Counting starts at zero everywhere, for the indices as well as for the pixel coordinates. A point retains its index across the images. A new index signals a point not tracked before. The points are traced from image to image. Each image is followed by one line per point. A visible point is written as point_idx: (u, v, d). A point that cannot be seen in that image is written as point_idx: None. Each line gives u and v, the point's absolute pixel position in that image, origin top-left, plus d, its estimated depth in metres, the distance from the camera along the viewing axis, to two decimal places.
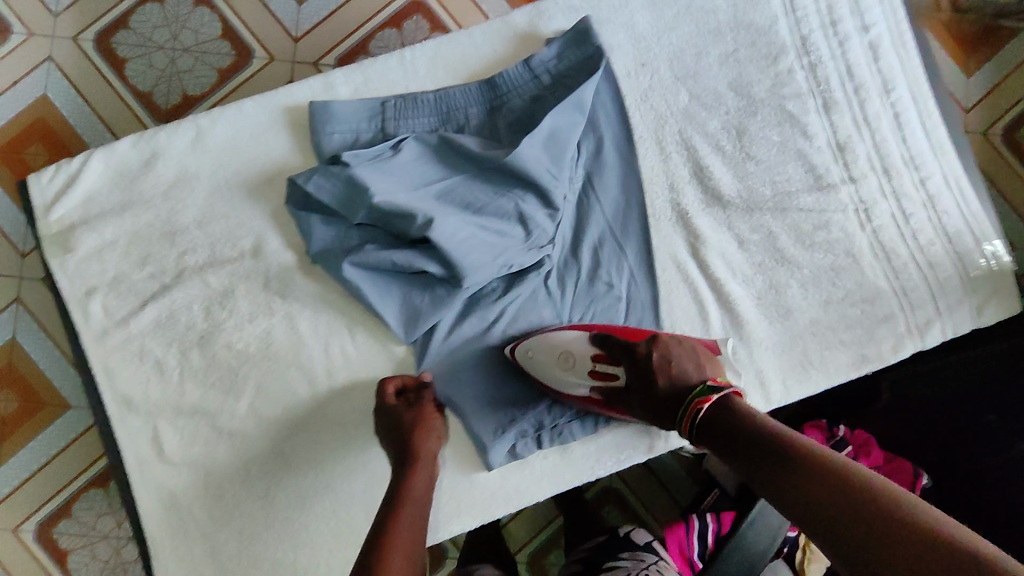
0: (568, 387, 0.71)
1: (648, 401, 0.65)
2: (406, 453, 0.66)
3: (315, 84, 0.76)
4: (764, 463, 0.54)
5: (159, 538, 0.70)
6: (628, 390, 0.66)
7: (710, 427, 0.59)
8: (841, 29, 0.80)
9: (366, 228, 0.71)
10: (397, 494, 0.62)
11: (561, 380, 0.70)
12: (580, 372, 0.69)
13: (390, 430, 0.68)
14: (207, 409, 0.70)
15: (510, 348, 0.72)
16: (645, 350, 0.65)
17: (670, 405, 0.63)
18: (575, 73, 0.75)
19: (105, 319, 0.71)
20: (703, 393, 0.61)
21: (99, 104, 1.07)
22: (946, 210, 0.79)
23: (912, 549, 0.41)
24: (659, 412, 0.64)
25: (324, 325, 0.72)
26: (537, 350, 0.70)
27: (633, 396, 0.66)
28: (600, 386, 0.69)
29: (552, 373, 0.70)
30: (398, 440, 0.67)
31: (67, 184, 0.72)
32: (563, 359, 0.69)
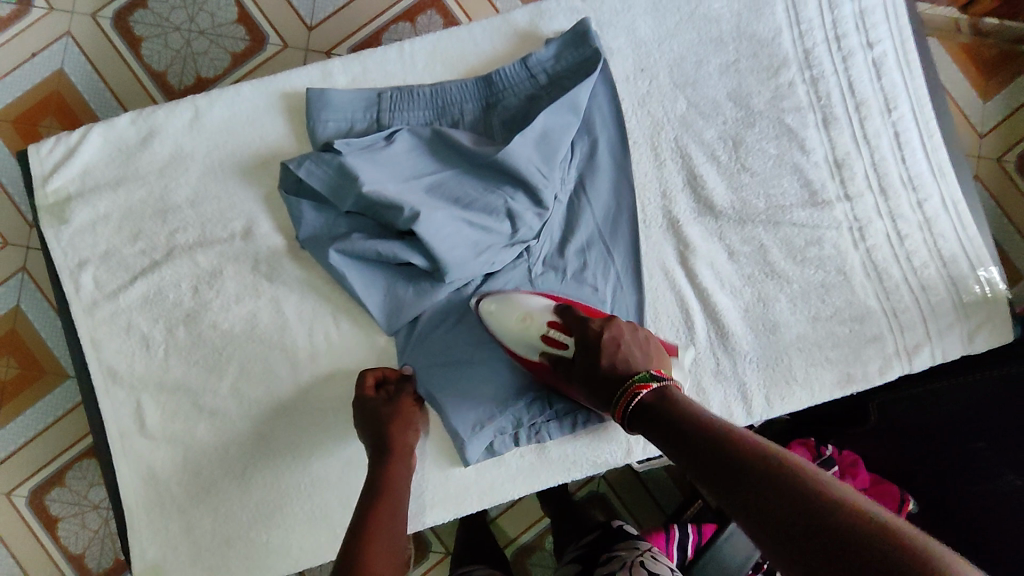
0: (520, 351, 0.71)
1: (588, 377, 0.66)
2: (384, 445, 0.67)
3: (314, 72, 0.77)
4: (695, 448, 0.55)
5: (136, 511, 0.70)
6: (575, 363, 0.68)
7: (646, 416, 0.61)
8: (845, 45, 0.80)
9: (355, 217, 0.72)
10: (377, 487, 0.63)
11: (517, 340, 0.70)
12: (534, 335, 0.69)
13: (367, 421, 0.68)
14: (189, 386, 0.71)
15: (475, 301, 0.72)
16: (598, 328, 0.67)
17: (608, 382, 0.65)
18: (572, 74, 0.76)
19: (95, 291, 0.72)
20: (639, 379, 0.63)
21: (112, 80, 1.08)
22: (942, 233, 0.78)
23: (837, 529, 0.43)
24: (600, 392, 0.65)
25: (309, 310, 0.73)
26: (500, 305, 0.71)
27: (576, 369, 0.67)
28: (549, 355, 0.70)
29: (508, 333, 0.70)
30: (376, 432, 0.67)
31: (66, 156, 0.73)
32: (522, 321, 0.70)
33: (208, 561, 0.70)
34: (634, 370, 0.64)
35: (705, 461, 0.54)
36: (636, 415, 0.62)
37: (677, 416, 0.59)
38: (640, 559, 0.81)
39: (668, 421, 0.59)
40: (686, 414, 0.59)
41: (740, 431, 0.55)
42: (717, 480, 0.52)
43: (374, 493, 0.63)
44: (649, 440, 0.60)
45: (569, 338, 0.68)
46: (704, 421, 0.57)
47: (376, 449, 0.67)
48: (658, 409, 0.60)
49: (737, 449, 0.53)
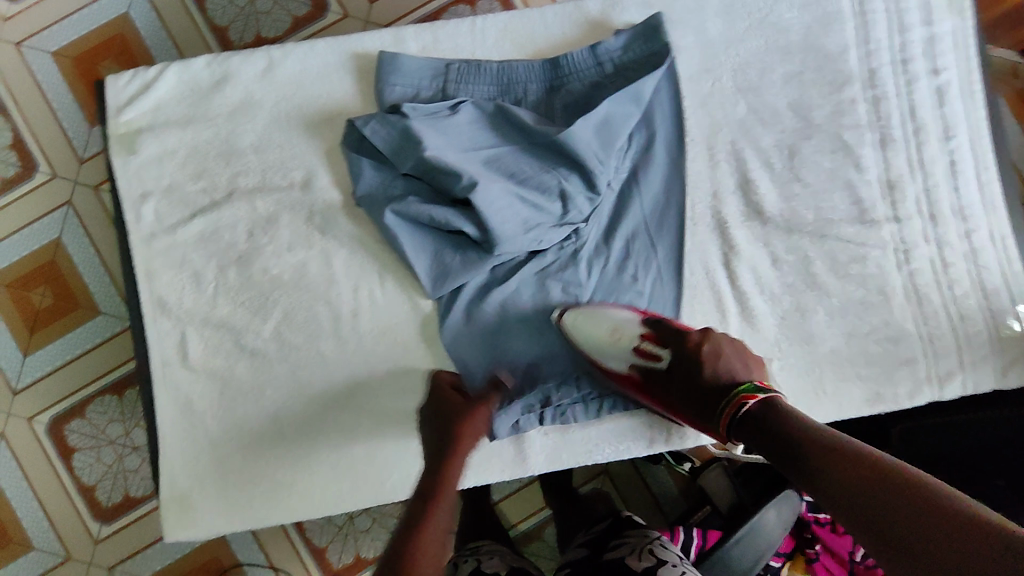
0: (610, 363, 0.73)
1: (691, 387, 0.68)
2: (446, 437, 0.67)
3: (386, 37, 0.79)
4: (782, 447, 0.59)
5: (169, 440, 0.72)
6: (672, 378, 0.70)
7: (743, 421, 0.63)
8: (911, 69, 0.80)
9: (412, 181, 0.73)
10: (435, 478, 0.64)
11: (609, 355, 0.72)
12: (625, 349, 0.72)
13: (433, 414, 0.69)
14: (234, 325, 0.73)
15: (556, 313, 0.74)
16: (697, 341, 0.69)
17: (713, 394, 0.67)
18: (639, 66, 0.77)
19: (154, 223, 0.74)
20: (748, 389, 0.64)
21: (175, 30, 1.11)
22: (987, 266, 0.78)
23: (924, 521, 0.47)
24: (702, 403, 0.67)
25: (356, 267, 0.75)
26: (590, 316, 0.73)
27: (675, 386, 0.70)
28: (641, 366, 0.72)
29: (597, 346, 0.72)
30: (442, 428, 0.68)
31: (141, 90, 0.76)
32: (614, 335, 0.72)
33: (234, 497, 0.72)
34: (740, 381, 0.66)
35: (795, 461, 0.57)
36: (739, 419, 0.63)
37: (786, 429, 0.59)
38: (649, 546, 0.83)
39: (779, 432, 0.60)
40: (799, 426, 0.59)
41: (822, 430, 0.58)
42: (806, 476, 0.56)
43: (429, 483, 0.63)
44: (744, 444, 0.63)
45: (664, 350, 0.71)
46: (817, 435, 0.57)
47: (437, 440, 0.67)
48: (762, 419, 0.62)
49: (825, 449, 0.56)
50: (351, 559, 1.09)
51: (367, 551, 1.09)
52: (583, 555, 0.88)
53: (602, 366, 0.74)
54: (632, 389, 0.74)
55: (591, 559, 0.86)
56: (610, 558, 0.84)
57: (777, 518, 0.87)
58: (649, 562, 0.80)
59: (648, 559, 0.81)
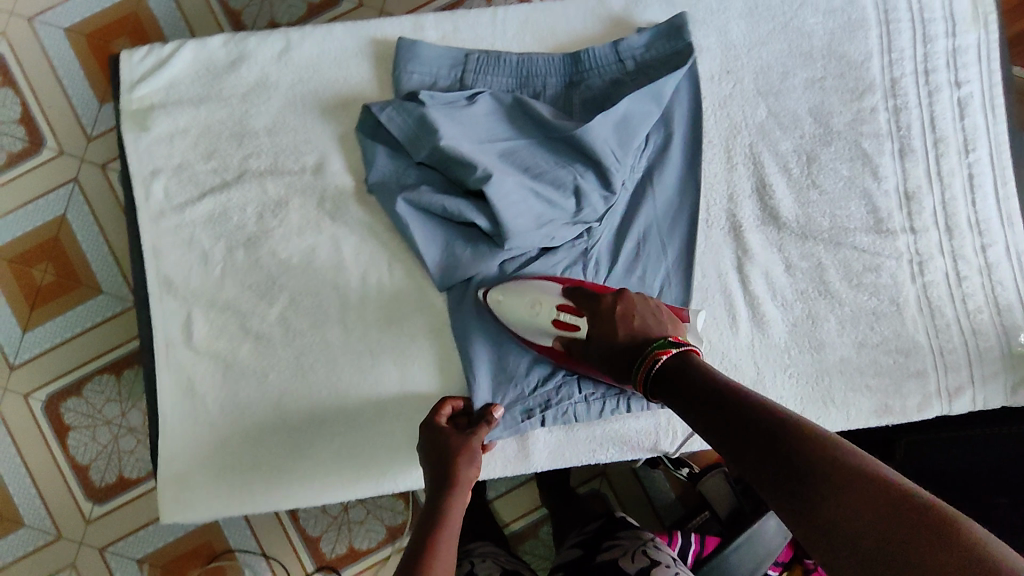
0: (534, 338, 0.71)
1: (606, 349, 0.66)
2: (443, 471, 0.64)
3: (407, 24, 0.78)
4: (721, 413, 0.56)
5: (170, 421, 0.71)
6: (589, 344, 0.68)
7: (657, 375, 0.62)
8: (933, 80, 0.79)
9: (425, 170, 0.72)
10: (436, 511, 0.61)
11: (532, 328, 0.70)
12: (545, 320, 0.69)
13: (432, 451, 0.66)
14: (240, 307, 0.72)
15: (482, 292, 0.72)
16: (610, 301, 0.68)
17: (627, 353, 0.65)
18: (660, 65, 0.76)
19: (163, 202, 0.73)
20: (657, 345, 0.63)
21: (189, 11, 1.10)
22: (1001, 281, 0.78)
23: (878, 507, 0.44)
24: (618, 365, 0.65)
25: (366, 255, 0.74)
26: (512, 291, 0.70)
27: (593, 350, 0.68)
28: (562, 338, 0.69)
29: (519, 321, 0.70)
30: (438, 461, 0.65)
31: (155, 67, 0.75)
32: (535, 308, 0.69)
33: (231, 481, 0.71)
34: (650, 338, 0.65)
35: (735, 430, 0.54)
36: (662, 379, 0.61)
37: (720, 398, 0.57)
38: (642, 548, 0.82)
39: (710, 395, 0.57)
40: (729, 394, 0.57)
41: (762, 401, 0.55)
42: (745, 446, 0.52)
43: (431, 518, 0.61)
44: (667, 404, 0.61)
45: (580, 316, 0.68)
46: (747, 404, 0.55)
47: (436, 479, 0.64)
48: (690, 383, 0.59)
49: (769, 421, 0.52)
50: (344, 550, 1.08)
51: (361, 543, 1.08)
52: (575, 556, 0.87)
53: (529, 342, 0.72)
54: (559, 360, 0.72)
55: (584, 561, 0.85)
56: (603, 560, 0.83)
57: (777, 526, 0.85)
58: (642, 564, 0.79)
59: (641, 560, 0.80)
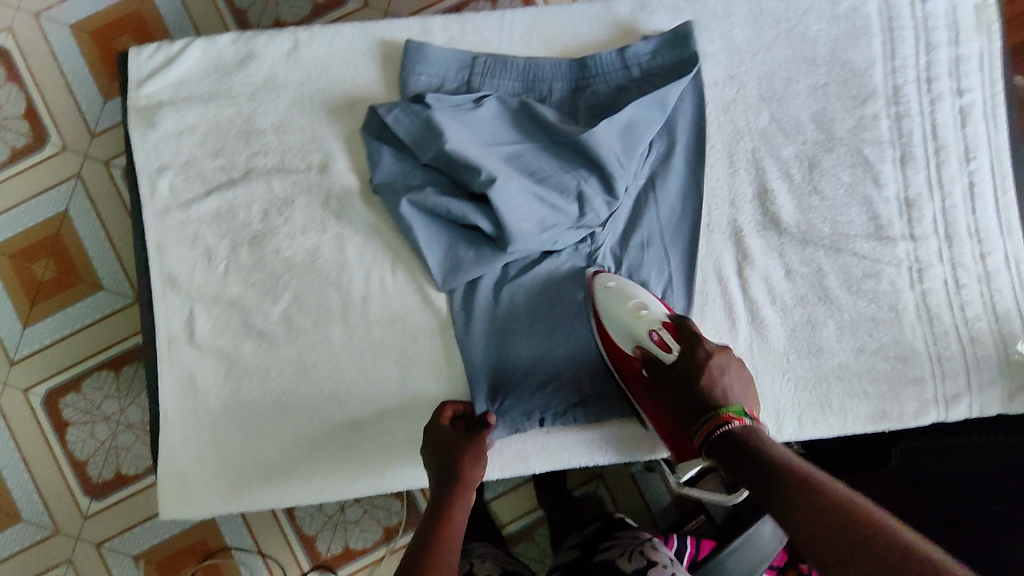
0: (617, 337, 0.71)
1: (684, 390, 0.64)
2: (449, 470, 0.65)
3: (414, 25, 0.78)
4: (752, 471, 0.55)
5: (171, 417, 0.72)
6: (667, 376, 0.66)
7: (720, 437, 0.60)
8: (935, 88, 0.80)
9: (431, 171, 0.73)
10: (439, 513, 0.62)
11: (618, 324, 0.70)
12: (638, 327, 0.69)
13: (437, 452, 0.67)
14: (244, 304, 0.73)
15: (594, 271, 0.74)
16: (708, 351, 0.66)
17: (693, 405, 0.63)
18: (665, 72, 0.76)
19: (169, 198, 0.74)
20: (731, 411, 0.61)
21: (195, 9, 1.10)
22: (999, 289, 0.78)
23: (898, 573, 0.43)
24: (687, 408, 0.64)
25: (370, 254, 0.74)
26: (619, 288, 0.71)
27: (667, 386, 0.66)
28: (647, 351, 0.68)
29: (614, 313, 0.71)
30: (444, 460, 0.66)
31: (164, 63, 0.75)
32: (634, 309, 0.70)
33: (233, 477, 0.72)
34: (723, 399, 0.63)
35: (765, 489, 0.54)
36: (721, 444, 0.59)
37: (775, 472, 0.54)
38: (639, 547, 0.82)
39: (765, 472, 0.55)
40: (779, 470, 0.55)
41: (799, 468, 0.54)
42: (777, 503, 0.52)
43: (436, 521, 0.61)
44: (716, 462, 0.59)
45: (676, 344, 0.67)
46: (810, 480, 0.52)
47: (442, 482, 0.65)
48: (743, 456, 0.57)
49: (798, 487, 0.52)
50: (340, 549, 1.08)
51: (356, 543, 1.08)
52: (574, 557, 0.88)
53: (609, 339, 0.72)
54: (627, 381, 0.71)
55: (582, 562, 0.86)
56: (601, 560, 0.83)
57: (772, 531, 0.86)
58: (640, 563, 0.80)
59: (638, 560, 0.80)
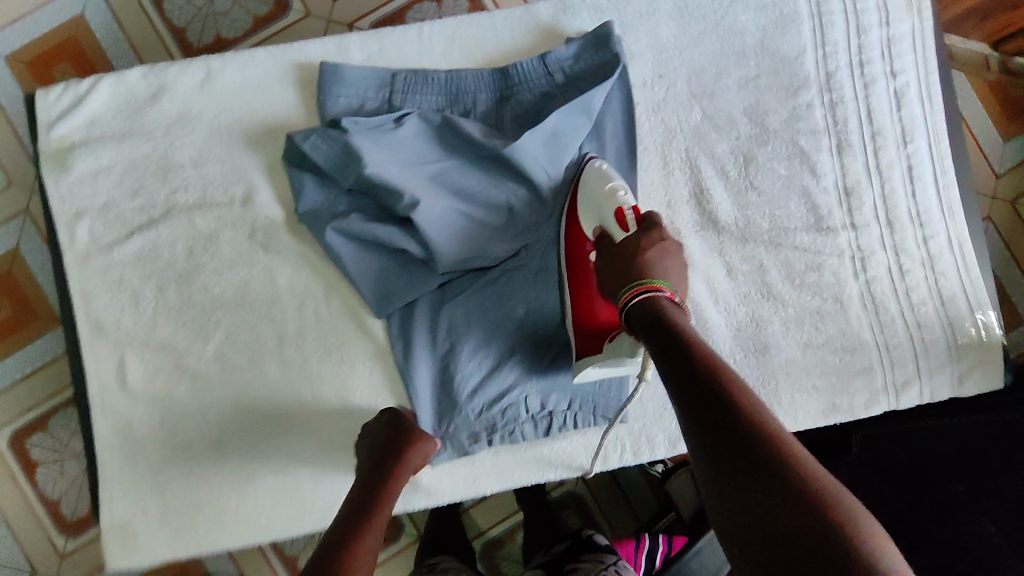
0: (581, 215, 0.68)
1: (621, 263, 0.61)
2: (393, 445, 0.66)
3: (330, 45, 0.76)
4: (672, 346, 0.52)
5: (110, 465, 0.70)
6: (615, 247, 0.63)
7: (663, 318, 0.55)
8: (869, 71, 0.79)
9: (355, 197, 0.71)
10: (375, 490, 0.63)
11: (590, 201, 0.67)
12: (603, 206, 0.65)
13: (388, 423, 0.67)
14: (175, 346, 0.71)
15: (590, 158, 0.71)
16: (659, 233, 0.62)
17: (624, 274, 0.60)
18: (588, 76, 0.75)
19: (90, 243, 0.72)
20: (666, 285, 0.59)
21: (134, 33, 1.07)
22: (944, 272, 0.77)
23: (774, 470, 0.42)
24: (616, 280, 0.61)
25: (301, 285, 0.73)
26: (603, 171, 0.68)
27: (611, 256, 0.63)
28: (606, 232, 0.65)
29: (586, 193, 0.67)
30: (393, 433, 0.67)
31: (74, 104, 0.73)
32: (607, 190, 0.65)
33: (176, 523, 0.71)
34: (661, 274, 0.59)
35: (680, 366, 0.51)
36: (665, 328, 0.54)
37: (707, 382, 0.49)
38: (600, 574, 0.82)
39: (695, 379, 0.49)
40: (717, 381, 0.48)
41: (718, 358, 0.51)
42: (684, 380, 0.50)
43: (367, 505, 0.62)
44: (639, 332, 0.56)
45: (635, 227, 0.63)
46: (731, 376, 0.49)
47: (380, 462, 0.65)
48: (680, 346, 0.52)
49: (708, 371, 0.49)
50: None
51: None
52: None
53: (576, 221, 0.69)
54: (574, 273, 0.68)
55: None
56: None
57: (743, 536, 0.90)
58: None
59: None
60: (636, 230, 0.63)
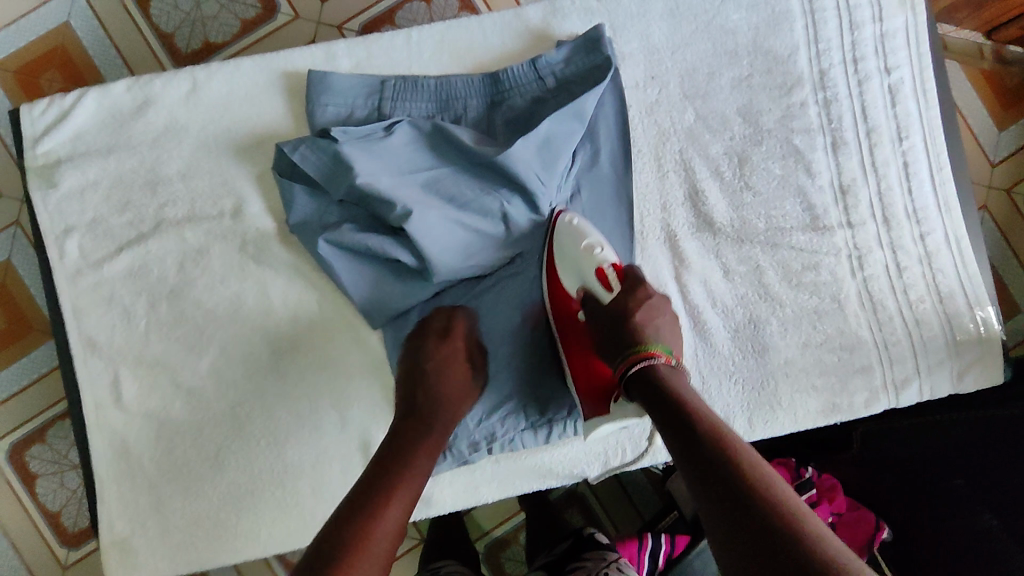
0: (561, 275, 0.68)
1: (614, 328, 0.63)
2: (433, 391, 0.65)
3: (317, 53, 0.75)
4: (670, 415, 0.55)
5: (107, 483, 0.70)
6: (605, 311, 0.64)
7: (659, 385, 0.58)
8: (862, 68, 0.78)
9: (347, 207, 0.70)
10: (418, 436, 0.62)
11: (567, 260, 0.67)
12: (585, 268, 0.66)
13: (427, 366, 0.66)
14: (168, 362, 0.70)
15: (555, 210, 0.72)
16: (641, 292, 0.65)
17: (621, 340, 0.62)
18: (579, 80, 0.74)
19: (80, 260, 0.71)
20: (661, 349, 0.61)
21: (121, 40, 1.05)
22: (941, 269, 0.77)
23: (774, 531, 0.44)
24: (611, 346, 0.63)
25: (294, 297, 0.72)
26: (574, 227, 0.68)
27: (602, 319, 0.64)
28: (591, 293, 0.66)
29: (563, 253, 0.67)
30: (433, 378, 0.66)
31: (59, 119, 0.72)
32: (583, 249, 0.66)
33: (175, 539, 0.70)
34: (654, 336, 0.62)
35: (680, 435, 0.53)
36: (662, 396, 0.57)
37: (710, 448, 0.51)
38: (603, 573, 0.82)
39: (694, 447, 0.52)
40: (719, 446, 0.51)
41: (714, 422, 0.54)
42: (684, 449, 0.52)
43: (410, 448, 0.60)
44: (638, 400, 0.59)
45: (618, 284, 0.65)
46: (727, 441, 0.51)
47: (422, 410, 0.64)
48: (679, 413, 0.54)
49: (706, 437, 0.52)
50: None
51: None
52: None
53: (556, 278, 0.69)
54: (564, 333, 0.69)
55: None
56: None
57: None
58: None
59: None
60: (620, 289, 0.65)
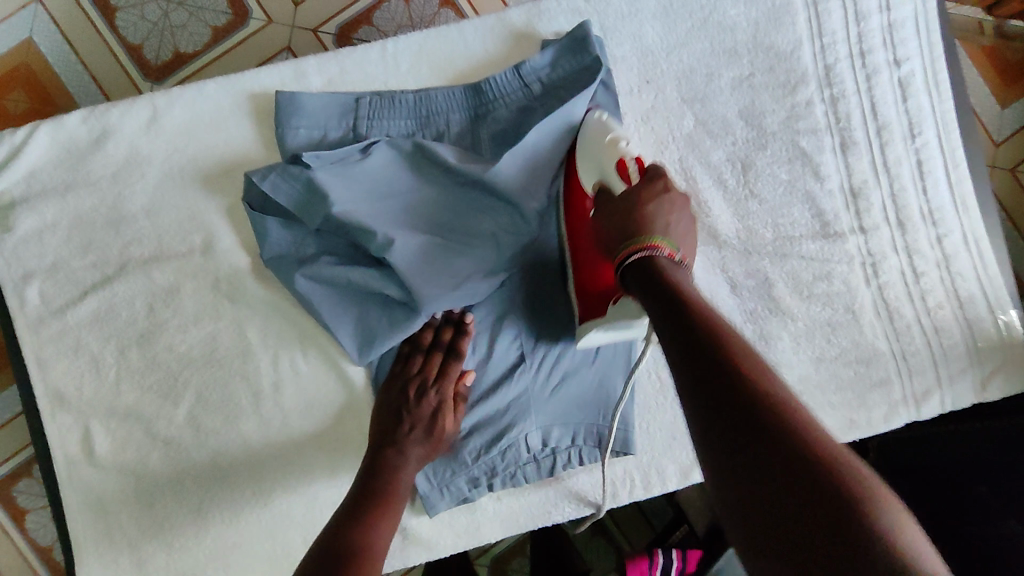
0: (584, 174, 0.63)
1: (617, 216, 0.54)
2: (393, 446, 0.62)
3: (286, 71, 0.70)
4: (667, 309, 0.45)
5: (83, 544, 0.65)
6: (611, 201, 0.56)
7: (657, 278, 0.48)
8: (870, 61, 0.73)
9: (325, 238, 0.65)
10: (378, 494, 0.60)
11: (589, 157, 0.62)
12: (605, 158, 0.60)
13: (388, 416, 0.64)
14: (142, 413, 0.66)
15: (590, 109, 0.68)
16: (659, 181, 0.55)
17: (621, 230, 0.53)
18: (568, 84, 0.68)
19: (42, 307, 0.66)
20: (665, 242, 0.51)
21: (88, 55, 0.99)
22: (960, 272, 0.73)
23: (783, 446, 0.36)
24: (610, 241, 0.54)
25: (274, 335, 0.67)
26: (603, 123, 0.63)
27: (607, 209, 0.55)
28: (607, 185, 0.59)
29: (587, 149, 0.62)
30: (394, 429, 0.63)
31: (10, 156, 0.66)
32: (607, 142, 0.60)
33: None
34: (662, 228, 0.52)
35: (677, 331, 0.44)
36: (659, 289, 0.47)
37: (711, 347, 0.42)
38: None
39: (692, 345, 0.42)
40: (721, 346, 0.42)
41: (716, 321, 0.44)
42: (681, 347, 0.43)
43: (368, 508, 0.58)
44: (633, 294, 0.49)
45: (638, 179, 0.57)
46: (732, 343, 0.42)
47: (381, 463, 0.62)
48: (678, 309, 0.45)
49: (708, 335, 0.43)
50: None
51: None
52: None
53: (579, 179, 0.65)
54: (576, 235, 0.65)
55: None
56: None
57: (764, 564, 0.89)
58: None
59: None
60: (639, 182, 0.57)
